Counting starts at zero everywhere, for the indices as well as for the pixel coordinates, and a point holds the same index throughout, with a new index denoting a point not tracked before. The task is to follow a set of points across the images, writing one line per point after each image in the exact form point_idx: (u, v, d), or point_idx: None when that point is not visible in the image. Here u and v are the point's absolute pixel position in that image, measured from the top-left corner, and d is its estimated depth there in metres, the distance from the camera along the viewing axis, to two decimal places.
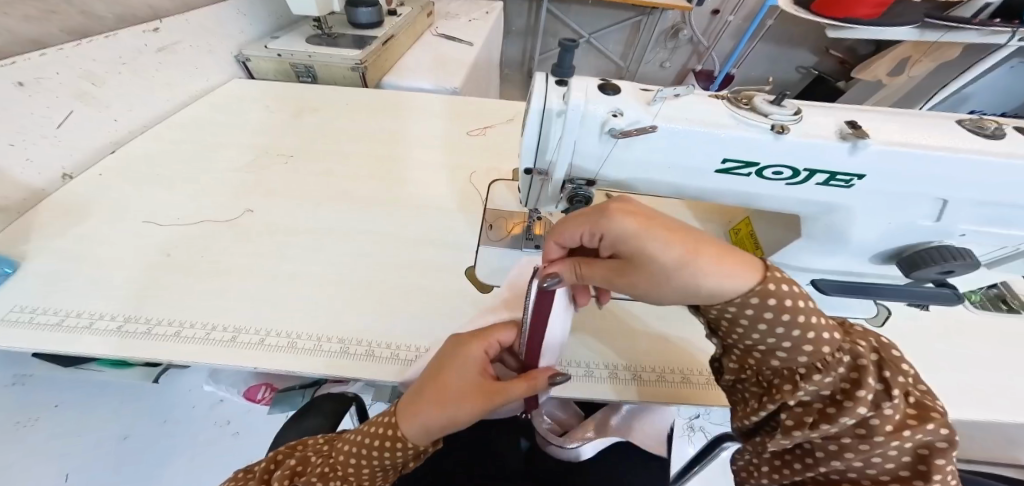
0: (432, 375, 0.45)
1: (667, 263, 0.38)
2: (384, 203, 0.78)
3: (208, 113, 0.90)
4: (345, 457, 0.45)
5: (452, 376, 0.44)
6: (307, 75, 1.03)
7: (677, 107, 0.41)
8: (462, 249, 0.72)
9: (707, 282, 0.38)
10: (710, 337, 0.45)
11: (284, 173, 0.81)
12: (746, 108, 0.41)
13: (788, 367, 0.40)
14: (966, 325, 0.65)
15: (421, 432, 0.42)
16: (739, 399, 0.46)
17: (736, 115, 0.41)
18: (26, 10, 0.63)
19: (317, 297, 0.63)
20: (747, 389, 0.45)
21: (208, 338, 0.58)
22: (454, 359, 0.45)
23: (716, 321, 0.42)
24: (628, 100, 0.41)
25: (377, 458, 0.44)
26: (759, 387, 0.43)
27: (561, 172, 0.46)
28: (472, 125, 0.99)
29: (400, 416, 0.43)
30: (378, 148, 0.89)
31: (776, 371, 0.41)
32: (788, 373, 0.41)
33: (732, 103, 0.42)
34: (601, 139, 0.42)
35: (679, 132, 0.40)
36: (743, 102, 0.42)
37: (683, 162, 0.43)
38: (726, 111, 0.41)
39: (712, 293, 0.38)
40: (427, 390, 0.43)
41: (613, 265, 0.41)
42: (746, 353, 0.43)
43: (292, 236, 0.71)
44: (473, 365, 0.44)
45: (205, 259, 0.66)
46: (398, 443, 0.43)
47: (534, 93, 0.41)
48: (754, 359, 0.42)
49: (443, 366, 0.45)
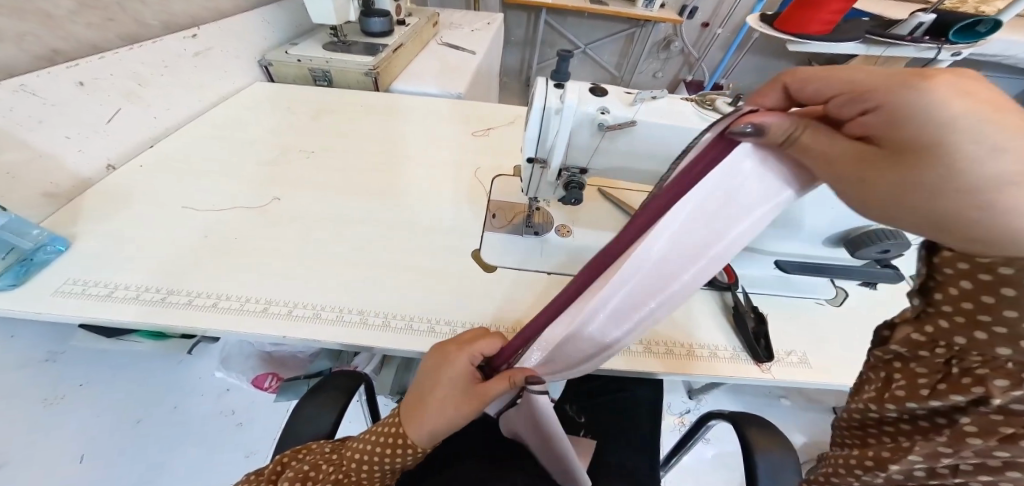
0: (422, 389, 0.49)
1: (961, 169, 0.25)
2: (399, 195, 0.86)
3: (235, 113, 0.98)
4: (355, 463, 0.49)
5: (439, 387, 0.48)
6: (323, 79, 1.12)
7: (653, 107, 0.50)
8: (468, 236, 0.80)
9: (1008, 217, 0.25)
10: (912, 296, 0.34)
11: (306, 167, 0.89)
12: (710, 109, 0.50)
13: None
14: None
15: (428, 436, 0.47)
16: (886, 378, 0.35)
17: (700, 114, 0.50)
18: (90, 19, 0.72)
19: (340, 275, 0.71)
20: (910, 368, 0.34)
21: (244, 309, 0.64)
22: (437, 373, 0.49)
23: (943, 277, 0.31)
24: (613, 100, 0.49)
25: (386, 461, 0.49)
26: (933, 370, 0.32)
27: (557, 162, 0.54)
28: (477, 127, 1.07)
29: (405, 425, 0.48)
30: (392, 146, 0.98)
31: (991, 359, 0.29)
32: (1009, 368, 0.28)
33: (699, 105, 0.51)
34: (591, 132, 0.51)
35: (656, 127, 0.49)
36: (707, 104, 0.51)
37: (659, 152, 0.52)
38: (694, 111, 0.50)
39: (999, 232, 0.25)
40: (424, 404, 0.48)
41: (850, 151, 0.29)
42: (961, 327, 0.30)
43: (315, 222, 0.78)
44: (457, 373, 0.48)
45: (240, 241, 0.73)
46: (406, 447, 0.48)
47: (536, 94, 0.50)
48: (962, 340, 0.30)
49: (429, 380, 0.49)
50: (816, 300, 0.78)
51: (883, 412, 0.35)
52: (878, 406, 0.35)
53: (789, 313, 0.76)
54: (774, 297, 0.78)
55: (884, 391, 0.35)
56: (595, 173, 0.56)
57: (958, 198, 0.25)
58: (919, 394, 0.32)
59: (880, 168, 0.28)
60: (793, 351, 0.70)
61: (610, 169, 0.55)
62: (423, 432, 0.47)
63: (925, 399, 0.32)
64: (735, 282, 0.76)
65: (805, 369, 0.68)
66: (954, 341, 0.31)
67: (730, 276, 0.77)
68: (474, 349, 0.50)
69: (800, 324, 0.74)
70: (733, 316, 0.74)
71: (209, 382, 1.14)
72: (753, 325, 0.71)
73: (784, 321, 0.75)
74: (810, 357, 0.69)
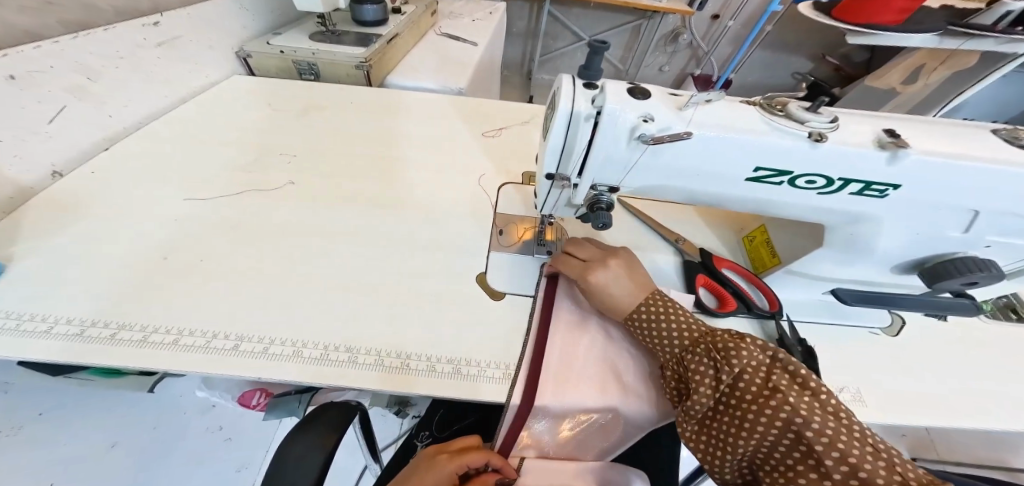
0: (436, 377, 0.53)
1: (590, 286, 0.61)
2: (393, 205, 0.76)
3: (205, 110, 0.87)
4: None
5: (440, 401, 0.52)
6: (309, 73, 0.98)
7: (711, 114, 0.39)
8: (471, 255, 0.70)
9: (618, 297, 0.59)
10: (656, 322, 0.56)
11: (288, 174, 0.78)
12: (781, 115, 0.39)
13: (733, 365, 0.48)
14: (955, 336, 0.70)
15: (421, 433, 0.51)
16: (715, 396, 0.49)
17: (770, 122, 0.38)
18: (23, 2, 0.61)
19: (328, 304, 0.61)
20: (721, 389, 0.48)
21: (211, 346, 0.55)
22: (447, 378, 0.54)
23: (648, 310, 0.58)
24: (659, 104, 0.39)
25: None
26: (740, 388, 0.47)
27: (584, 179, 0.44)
28: (483, 128, 0.96)
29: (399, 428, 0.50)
30: (385, 148, 0.87)
31: (738, 374, 0.47)
32: (737, 375, 0.47)
33: (766, 110, 0.40)
34: (629, 146, 0.40)
35: (711, 140, 0.38)
36: (776, 108, 0.39)
37: (714, 168, 0.41)
38: (760, 118, 0.39)
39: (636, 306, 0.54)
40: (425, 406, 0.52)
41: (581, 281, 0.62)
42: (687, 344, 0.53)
43: (297, 239, 0.68)
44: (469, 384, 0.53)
45: (205, 262, 0.63)
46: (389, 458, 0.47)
47: (561, 95, 0.39)
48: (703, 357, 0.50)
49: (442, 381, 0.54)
50: (868, 330, 0.69)
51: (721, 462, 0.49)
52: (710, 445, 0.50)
53: (837, 343, 0.67)
54: (819, 325, 0.69)
55: (704, 449, 0.49)
56: (629, 191, 0.47)
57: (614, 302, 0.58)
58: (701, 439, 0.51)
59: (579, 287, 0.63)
60: (845, 387, 0.62)
61: (647, 188, 0.45)
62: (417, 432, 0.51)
63: (740, 448, 0.46)
64: (778, 308, 0.65)
65: (862, 411, 0.60)
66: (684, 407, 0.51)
67: (772, 303, 0.66)
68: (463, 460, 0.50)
69: (850, 356, 0.66)
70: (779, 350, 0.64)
71: (190, 401, 1.02)
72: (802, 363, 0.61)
73: (830, 353, 0.66)
74: (865, 395, 0.61)
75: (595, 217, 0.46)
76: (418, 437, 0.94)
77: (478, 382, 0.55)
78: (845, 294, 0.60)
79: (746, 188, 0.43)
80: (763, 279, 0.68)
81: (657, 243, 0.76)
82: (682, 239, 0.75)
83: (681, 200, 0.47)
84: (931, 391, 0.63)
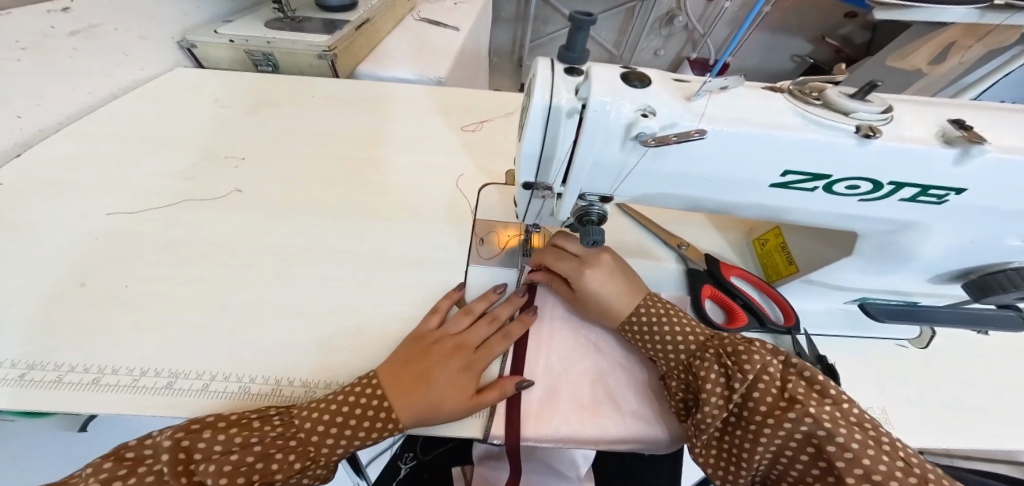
0: (409, 340, 0.53)
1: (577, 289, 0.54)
2: (356, 213, 0.68)
3: (141, 109, 0.77)
4: (286, 444, 0.44)
5: (440, 400, 0.47)
6: (266, 64, 0.88)
7: (729, 105, 0.30)
8: (444, 269, 0.63)
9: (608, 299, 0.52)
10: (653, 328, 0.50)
11: (235, 180, 0.69)
12: (819, 104, 0.30)
13: (744, 371, 0.41)
14: (985, 347, 0.63)
15: (416, 421, 0.47)
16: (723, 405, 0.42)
17: (804, 113, 0.30)
18: None
19: (281, 333, 0.54)
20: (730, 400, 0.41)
21: (138, 386, 0.49)
22: (433, 352, 0.51)
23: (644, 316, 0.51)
24: (662, 93, 0.30)
25: (338, 438, 0.45)
26: (753, 397, 0.40)
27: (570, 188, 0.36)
28: (464, 121, 0.86)
29: (389, 397, 0.47)
30: (349, 147, 0.77)
31: (751, 382, 0.40)
32: (749, 383, 0.40)
33: (800, 97, 0.31)
34: (623, 147, 0.32)
35: (731, 139, 0.30)
36: (812, 95, 0.31)
37: (729, 175, 0.33)
38: (793, 108, 0.30)
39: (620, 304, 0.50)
40: (416, 390, 0.47)
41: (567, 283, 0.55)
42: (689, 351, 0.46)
43: (246, 259, 0.61)
44: (467, 386, 0.49)
45: (133, 289, 0.56)
46: (389, 425, 0.46)
47: (535, 84, 0.31)
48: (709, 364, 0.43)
49: (426, 358, 0.50)
50: (894, 342, 0.62)
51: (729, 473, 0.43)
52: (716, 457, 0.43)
53: (860, 357, 0.60)
54: (839, 338, 0.62)
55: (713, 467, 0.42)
56: (625, 201, 0.39)
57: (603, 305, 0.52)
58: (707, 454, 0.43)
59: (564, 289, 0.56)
60: (868, 407, 0.55)
61: (646, 196, 0.37)
62: (409, 412, 0.46)
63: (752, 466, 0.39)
64: (795, 323, 0.58)
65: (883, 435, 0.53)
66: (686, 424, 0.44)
67: (787, 317, 0.59)
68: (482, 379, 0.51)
69: (874, 373, 0.58)
70: None
71: None
72: None
73: (848, 368, 0.59)
74: (892, 417, 0.54)
75: (586, 232, 0.38)
76: (401, 458, 0.89)
77: (479, 416, 0.51)
78: (875, 310, 0.52)
79: (770, 195, 0.35)
80: (778, 289, 0.61)
81: (656, 249, 0.68)
82: (686, 245, 0.67)
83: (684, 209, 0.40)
84: (961, 411, 0.56)
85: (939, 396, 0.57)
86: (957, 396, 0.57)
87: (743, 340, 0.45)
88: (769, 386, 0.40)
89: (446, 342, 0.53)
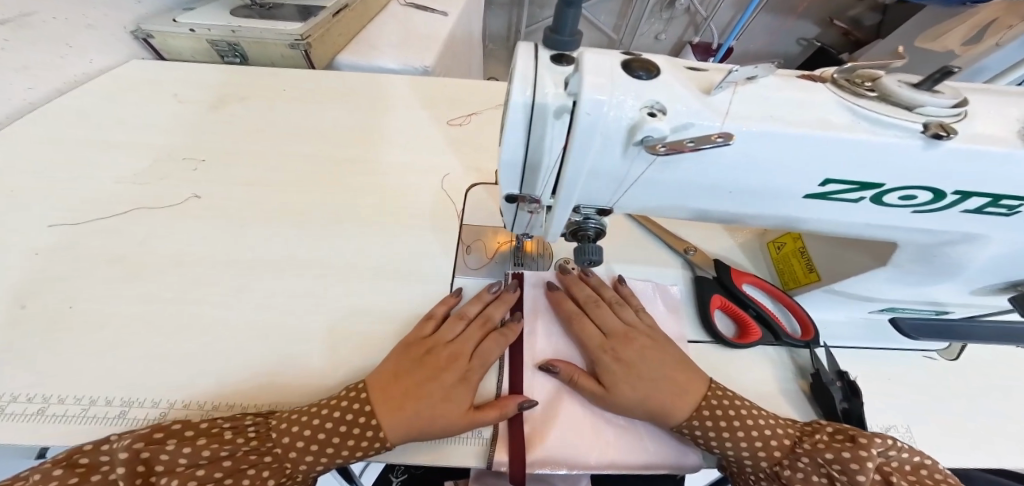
0: (398, 351, 0.48)
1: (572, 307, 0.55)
2: (330, 220, 0.62)
3: (94, 107, 0.71)
4: (259, 460, 0.41)
5: (433, 418, 0.43)
6: (233, 55, 0.81)
7: (758, 99, 0.24)
8: (425, 281, 0.58)
9: (610, 319, 0.53)
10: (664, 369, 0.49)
11: (197, 185, 0.63)
12: (874, 97, 0.24)
13: (763, 441, 0.45)
14: (1020, 358, 0.58)
15: (406, 439, 0.42)
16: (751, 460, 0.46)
17: (855, 108, 0.24)
18: None
19: (246, 355, 0.50)
20: (756, 456, 0.45)
21: (86, 416, 0.44)
22: (426, 363, 0.47)
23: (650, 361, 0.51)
24: (673, 86, 0.24)
25: (319, 456, 0.42)
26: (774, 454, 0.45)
27: (562, 202, 0.30)
28: (450, 114, 0.79)
29: (377, 413, 0.43)
30: (323, 145, 0.70)
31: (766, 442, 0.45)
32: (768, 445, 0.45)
33: (849, 87, 0.24)
34: (626, 153, 0.25)
35: (762, 143, 0.24)
36: (863, 85, 0.25)
37: (752, 186, 0.27)
38: (840, 100, 0.24)
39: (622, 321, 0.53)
40: (408, 406, 0.43)
41: (566, 303, 0.55)
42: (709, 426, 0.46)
43: (209, 274, 0.56)
44: (463, 400, 0.45)
45: (84, 310, 0.51)
46: (376, 443, 0.42)
47: (515, 77, 0.25)
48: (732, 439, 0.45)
49: (417, 370, 0.46)
50: (922, 354, 0.57)
51: (736, 458, 0.46)
52: (730, 445, 0.45)
53: (887, 370, 0.54)
54: (863, 350, 0.56)
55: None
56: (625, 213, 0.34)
57: (607, 321, 0.53)
58: (721, 443, 0.45)
59: (561, 305, 0.55)
60: (893, 425, 0.50)
61: (651, 208, 0.32)
62: (401, 430, 0.42)
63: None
64: (813, 337, 0.52)
65: None
66: (702, 410, 0.46)
67: (805, 330, 0.53)
68: (476, 383, 0.47)
69: (902, 387, 0.53)
70: (811, 384, 0.52)
71: None
72: (843, 403, 0.49)
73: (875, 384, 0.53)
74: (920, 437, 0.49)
75: (580, 249, 0.35)
76: (392, 470, 0.83)
77: (478, 444, 0.47)
78: (908, 325, 0.47)
79: (802, 206, 0.29)
80: (795, 299, 0.54)
81: (660, 254, 0.63)
82: (693, 250, 0.61)
83: (696, 219, 0.34)
84: (997, 430, 0.51)
85: (973, 414, 0.52)
86: (992, 413, 0.52)
87: (748, 404, 0.48)
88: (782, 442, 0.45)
89: (439, 352, 0.48)
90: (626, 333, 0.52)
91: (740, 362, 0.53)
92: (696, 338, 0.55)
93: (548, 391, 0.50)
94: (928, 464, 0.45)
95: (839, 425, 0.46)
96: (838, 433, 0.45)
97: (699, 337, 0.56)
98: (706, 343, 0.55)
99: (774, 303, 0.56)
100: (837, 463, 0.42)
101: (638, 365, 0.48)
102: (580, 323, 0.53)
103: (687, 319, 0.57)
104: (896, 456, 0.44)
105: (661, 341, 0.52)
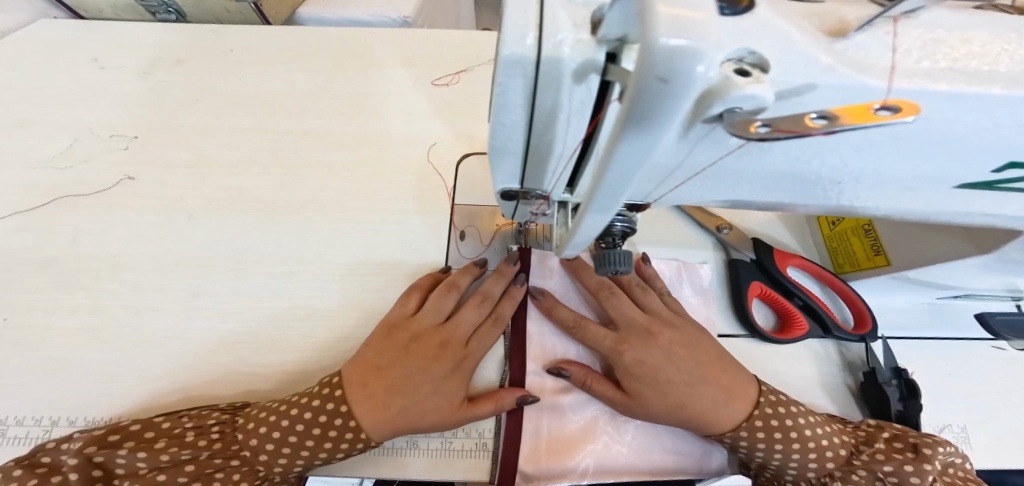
0: (380, 336, 0.42)
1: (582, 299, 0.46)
2: (296, 208, 0.53)
3: (8, 77, 0.60)
4: (227, 463, 0.38)
5: (421, 412, 0.38)
6: (166, 10, 0.68)
7: (928, 48, 0.15)
8: (412, 274, 0.50)
9: (629, 313, 0.44)
10: (701, 370, 0.41)
11: (138, 168, 0.54)
12: None
13: (819, 452, 0.38)
14: None
15: (392, 435, 0.38)
16: (796, 473, 0.40)
17: None
18: None
19: (214, 365, 0.43)
20: (803, 467, 0.39)
21: (44, 439, 0.40)
22: (411, 352, 0.41)
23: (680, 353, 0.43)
24: (786, 28, 0.15)
25: (294, 457, 0.38)
26: (824, 466, 0.39)
27: (599, 204, 0.17)
28: (435, 71, 0.66)
29: (356, 414, 0.37)
30: (282, 116, 0.59)
31: (821, 454, 0.39)
32: (821, 455, 0.39)
33: None
34: (688, 136, 0.16)
35: (940, 112, 0.16)
36: None
37: (884, 172, 0.20)
38: None
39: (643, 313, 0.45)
40: (391, 402, 0.38)
41: None
42: (762, 437, 0.39)
43: (157, 279, 0.48)
44: (454, 391, 0.40)
45: (19, 321, 0.45)
46: (358, 443, 0.37)
47: (509, 16, 0.15)
48: (783, 450, 0.39)
49: (403, 360, 0.40)
50: (989, 344, 0.47)
51: (780, 467, 0.40)
52: (779, 454, 0.39)
53: (949, 363, 0.46)
54: (922, 340, 0.47)
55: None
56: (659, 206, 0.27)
57: (626, 315, 0.44)
58: (769, 451, 0.39)
59: None
60: (947, 424, 0.43)
61: (715, 199, 0.25)
62: (384, 428, 0.37)
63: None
64: (870, 329, 0.45)
65: (970, 454, 0.42)
66: (753, 420, 0.39)
67: (860, 322, 0.46)
68: (468, 369, 0.42)
69: (967, 385, 0.45)
70: (860, 382, 0.44)
71: None
72: (898, 404, 0.42)
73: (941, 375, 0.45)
74: (988, 434, 0.42)
75: (603, 256, 0.26)
76: None
77: (483, 459, 0.40)
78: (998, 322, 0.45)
79: (933, 197, 0.23)
80: (850, 284, 0.47)
81: (687, 233, 0.53)
82: (728, 227, 0.51)
83: (730, 206, 0.28)
84: None
85: None
86: None
87: (803, 407, 0.40)
88: (836, 451, 0.39)
89: (428, 338, 0.42)
90: (651, 328, 0.43)
91: (782, 353, 0.46)
92: (729, 333, 0.47)
93: (559, 394, 0.43)
94: (958, 462, 0.39)
95: (892, 427, 0.40)
96: (896, 440, 0.39)
97: (733, 331, 0.47)
98: (741, 338, 0.47)
99: (820, 289, 0.49)
100: (892, 472, 0.37)
101: (665, 368, 0.41)
102: (585, 330, 0.44)
103: (720, 311, 0.49)
104: (944, 458, 0.38)
105: (694, 334, 0.44)
